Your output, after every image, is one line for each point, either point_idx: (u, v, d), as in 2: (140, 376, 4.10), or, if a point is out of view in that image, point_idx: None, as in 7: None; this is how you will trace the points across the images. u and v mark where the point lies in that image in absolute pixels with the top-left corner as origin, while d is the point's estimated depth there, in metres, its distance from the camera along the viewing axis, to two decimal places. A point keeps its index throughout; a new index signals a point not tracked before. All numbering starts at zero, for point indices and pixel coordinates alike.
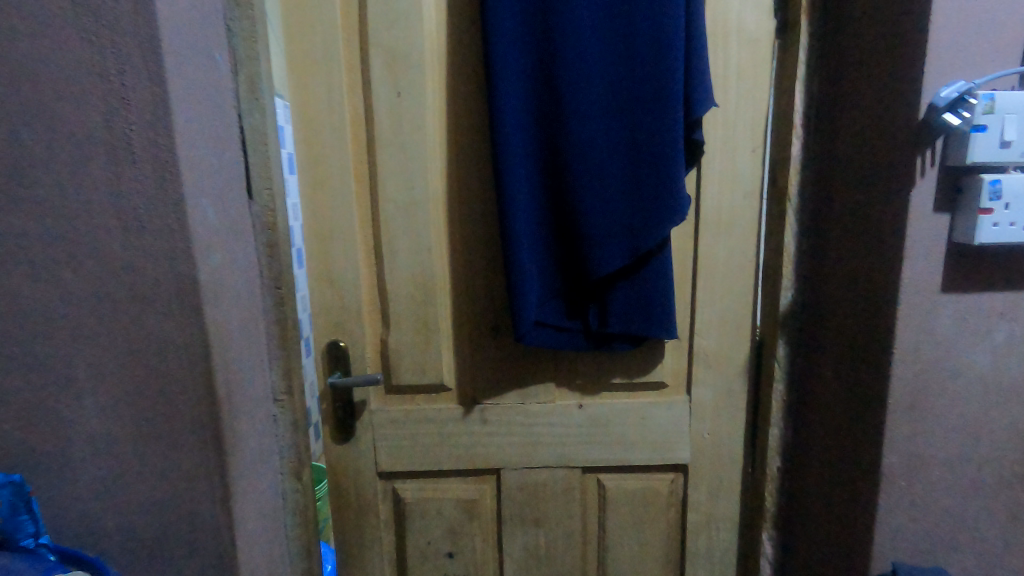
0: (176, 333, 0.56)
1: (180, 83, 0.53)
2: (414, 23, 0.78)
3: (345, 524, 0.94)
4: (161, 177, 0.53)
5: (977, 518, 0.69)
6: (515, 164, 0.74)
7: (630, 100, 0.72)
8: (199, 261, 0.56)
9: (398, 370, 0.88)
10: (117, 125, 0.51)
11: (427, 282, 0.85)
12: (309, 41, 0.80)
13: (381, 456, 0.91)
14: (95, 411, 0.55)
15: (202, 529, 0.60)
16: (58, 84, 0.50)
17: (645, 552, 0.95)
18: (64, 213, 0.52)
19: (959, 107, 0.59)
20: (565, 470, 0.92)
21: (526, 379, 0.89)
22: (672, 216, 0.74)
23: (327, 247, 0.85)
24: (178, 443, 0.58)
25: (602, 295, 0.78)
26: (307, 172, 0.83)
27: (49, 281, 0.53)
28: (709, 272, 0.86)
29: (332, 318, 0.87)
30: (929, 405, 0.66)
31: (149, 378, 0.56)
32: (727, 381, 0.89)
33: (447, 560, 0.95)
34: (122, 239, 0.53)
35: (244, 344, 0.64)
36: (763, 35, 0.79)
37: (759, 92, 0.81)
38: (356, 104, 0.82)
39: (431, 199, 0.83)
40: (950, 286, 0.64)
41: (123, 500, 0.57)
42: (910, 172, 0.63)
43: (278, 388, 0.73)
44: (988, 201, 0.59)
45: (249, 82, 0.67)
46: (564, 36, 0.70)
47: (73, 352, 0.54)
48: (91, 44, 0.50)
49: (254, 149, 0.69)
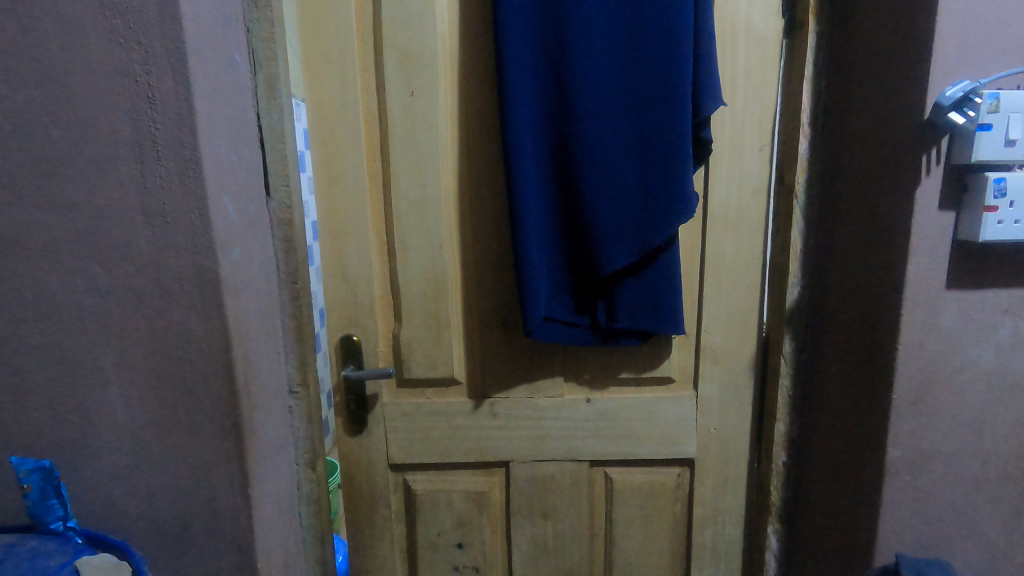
0: (198, 326, 0.57)
1: (204, 83, 0.55)
2: (427, 24, 0.80)
3: (357, 515, 0.96)
4: (184, 174, 0.54)
5: (980, 513, 0.70)
6: (526, 162, 0.76)
7: (639, 99, 0.73)
8: (222, 255, 0.57)
9: (410, 364, 0.90)
10: (143, 124, 0.53)
11: (438, 278, 0.86)
12: (324, 41, 0.81)
13: (392, 448, 0.93)
14: (121, 399, 0.58)
15: (221, 518, 0.61)
16: (86, 84, 0.52)
17: (652, 545, 0.97)
18: (92, 209, 0.54)
19: (964, 106, 0.60)
20: (572, 463, 0.93)
21: (535, 373, 0.90)
22: (681, 214, 0.75)
23: (342, 244, 0.87)
24: (200, 433, 0.59)
25: (611, 291, 0.80)
26: (322, 170, 0.85)
27: (80, 275, 0.55)
28: (716, 268, 0.87)
29: (345, 313, 0.89)
30: (933, 399, 0.67)
31: (171, 369, 0.58)
32: (734, 377, 0.91)
33: (457, 551, 0.97)
34: (148, 234, 0.55)
35: (262, 337, 0.66)
36: (770, 35, 0.80)
37: (767, 92, 0.82)
38: (370, 102, 0.83)
39: (442, 197, 0.84)
40: (955, 283, 0.64)
41: (147, 485, 0.60)
42: (916, 170, 0.63)
43: (293, 379, 0.75)
44: (993, 198, 0.60)
45: (268, 82, 0.68)
46: (575, 37, 0.72)
47: (101, 343, 0.57)
48: (119, 46, 0.52)
49: (272, 147, 0.70)
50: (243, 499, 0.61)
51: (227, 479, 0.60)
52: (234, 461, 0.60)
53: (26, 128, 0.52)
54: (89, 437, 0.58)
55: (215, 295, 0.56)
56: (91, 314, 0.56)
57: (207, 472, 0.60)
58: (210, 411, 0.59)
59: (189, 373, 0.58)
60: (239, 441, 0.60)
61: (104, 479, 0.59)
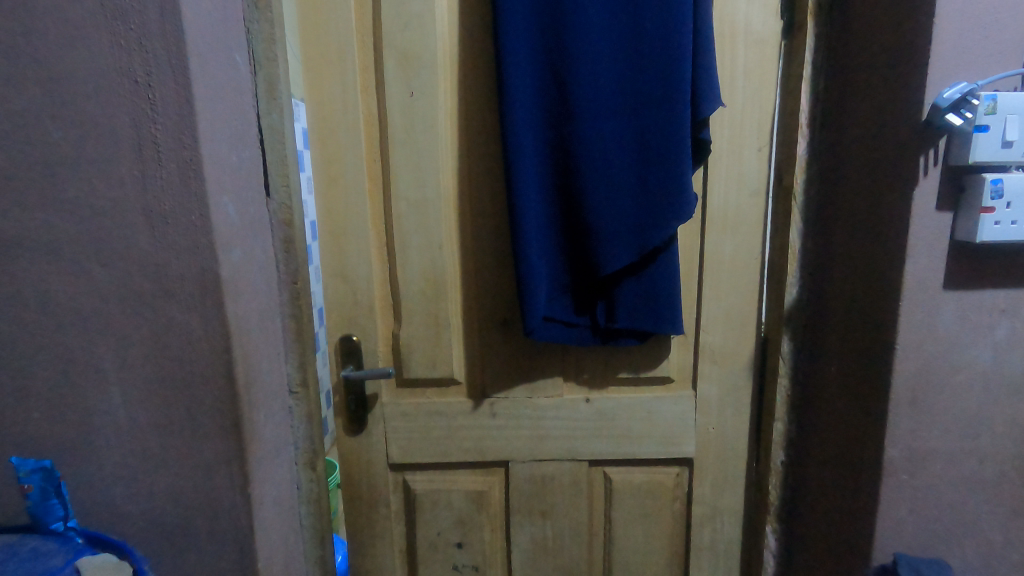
0: (199, 327, 0.57)
1: (204, 84, 0.55)
2: (426, 24, 0.80)
3: (357, 515, 0.96)
4: (185, 175, 0.54)
5: (978, 512, 0.70)
6: (526, 163, 0.76)
7: (639, 99, 0.73)
8: (222, 256, 0.57)
9: (409, 364, 0.90)
10: (144, 125, 0.53)
11: (438, 278, 0.86)
12: (324, 42, 0.81)
13: (392, 448, 0.93)
14: (122, 399, 0.58)
15: (222, 518, 0.61)
16: (87, 85, 0.52)
17: (651, 545, 0.97)
18: (92, 210, 0.54)
19: (962, 108, 0.60)
20: (572, 462, 0.94)
21: (534, 373, 0.90)
22: (680, 214, 0.75)
23: (342, 244, 0.87)
24: (200, 433, 0.59)
25: (610, 291, 0.80)
26: (323, 171, 0.85)
27: (81, 276, 0.55)
28: (715, 269, 0.87)
29: (344, 313, 0.89)
30: (930, 399, 0.68)
31: (172, 369, 0.58)
32: (733, 377, 0.91)
33: (456, 550, 0.97)
34: (148, 235, 0.55)
35: (262, 337, 0.66)
36: (769, 37, 0.81)
37: (766, 93, 0.82)
38: (370, 103, 0.83)
39: (442, 197, 0.84)
40: (953, 284, 0.65)
41: (147, 486, 0.60)
42: (914, 171, 0.64)
43: (293, 380, 0.75)
44: (990, 199, 0.60)
45: (268, 83, 0.68)
46: (575, 38, 0.72)
47: (102, 343, 0.57)
48: (120, 48, 0.52)
49: (272, 148, 0.71)
50: (243, 499, 0.61)
51: (227, 480, 0.60)
52: (234, 462, 0.60)
53: (27, 130, 0.52)
54: (89, 437, 0.58)
55: (216, 295, 0.57)
56: (92, 315, 0.56)
57: (206, 472, 0.60)
58: (210, 412, 0.59)
59: (190, 374, 0.58)
60: (239, 441, 0.60)
61: (104, 480, 0.59)
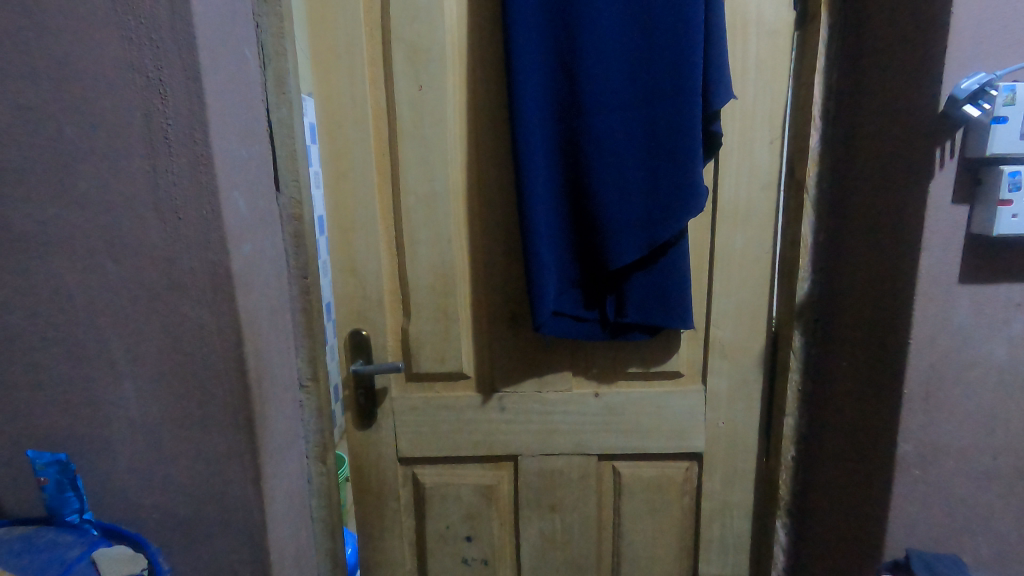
0: (211, 321, 0.57)
1: (214, 79, 0.55)
2: (435, 16, 0.80)
3: (367, 508, 0.96)
4: (196, 170, 0.54)
5: (992, 507, 0.70)
6: (535, 155, 0.76)
7: (649, 92, 0.73)
8: (233, 252, 0.57)
9: (419, 358, 0.90)
10: (154, 119, 0.53)
11: (447, 272, 0.86)
12: (332, 37, 0.81)
13: (401, 442, 0.93)
14: (135, 393, 0.58)
15: (235, 511, 0.61)
16: (97, 80, 0.52)
17: (660, 539, 0.97)
18: (102, 204, 0.54)
19: (980, 98, 0.59)
20: (580, 457, 0.94)
21: (543, 368, 0.90)
22: (689, 209, 0.75)
23: (350, 239, 0.87)
24: (212, 427, 0.59)
25: (619, 285, 0.80)
26: (330, 165, 0.84)
27: (93, 269, 0.56)
28: (726, 263, 0.86)
29: (354, 308, 0.89)
30: (943, 395, 0.67)
31: (183, 364, 0.58)
32: (743, 372, 0.90)
33: (466, 543, 0.97)
34: (160, 229, 0.55)
35: (272, 332, 0.66)
36: (782, 28, 0.79)
37: (778, 84, 0.81)
38: (378, 97, 0.83)
39: (451, 190, 0.84)
40: (968, 278, 0.64)
41: (159, 479, 0.60)
42: (930, 163, 0.63)
43: (304, 374, 0.76)
44: (1007, 192, 0.60)
45: (277, 77, 0.68)
46: (585, 30, 0.71)
47: (113, 338, 0.57)
48: (131, 42, 0.52)
49: (281, 143, 0.71)
50: (255, 492, 0.61)
51: (240, 473, 0.60)
52: (246, 455, 0.60)
53: (41, 123, 0.53)
54: (104, 431, 0.59)
55: (227, 291, 0.56)
56: (104, 309, 0.56)
57: (219, 465, 0.60)
58: (222, 406, 0.59)
59: (202, 369, 0.58)
60: (251, 434, 0.60)
61: (118, 472, 0.60)
